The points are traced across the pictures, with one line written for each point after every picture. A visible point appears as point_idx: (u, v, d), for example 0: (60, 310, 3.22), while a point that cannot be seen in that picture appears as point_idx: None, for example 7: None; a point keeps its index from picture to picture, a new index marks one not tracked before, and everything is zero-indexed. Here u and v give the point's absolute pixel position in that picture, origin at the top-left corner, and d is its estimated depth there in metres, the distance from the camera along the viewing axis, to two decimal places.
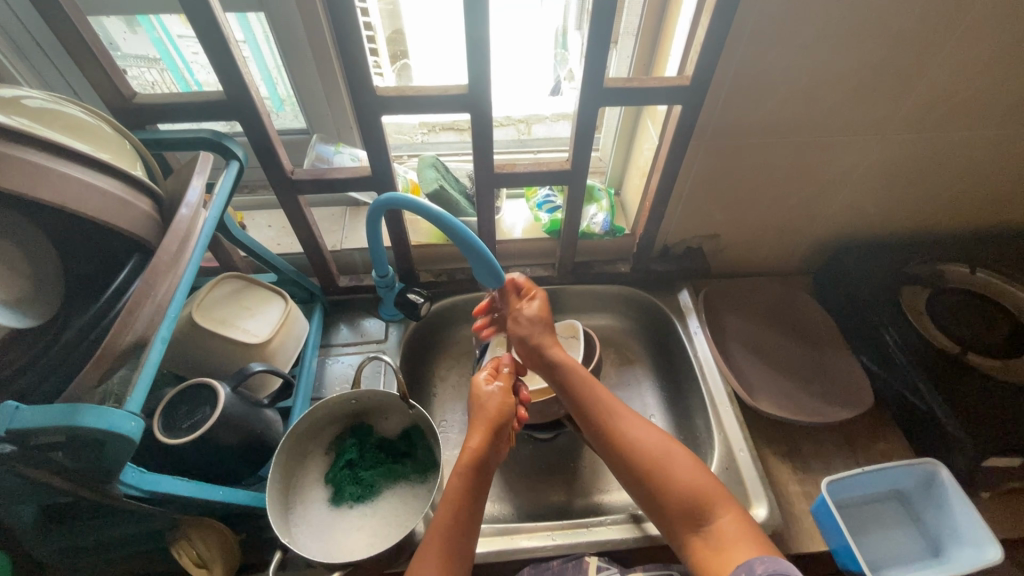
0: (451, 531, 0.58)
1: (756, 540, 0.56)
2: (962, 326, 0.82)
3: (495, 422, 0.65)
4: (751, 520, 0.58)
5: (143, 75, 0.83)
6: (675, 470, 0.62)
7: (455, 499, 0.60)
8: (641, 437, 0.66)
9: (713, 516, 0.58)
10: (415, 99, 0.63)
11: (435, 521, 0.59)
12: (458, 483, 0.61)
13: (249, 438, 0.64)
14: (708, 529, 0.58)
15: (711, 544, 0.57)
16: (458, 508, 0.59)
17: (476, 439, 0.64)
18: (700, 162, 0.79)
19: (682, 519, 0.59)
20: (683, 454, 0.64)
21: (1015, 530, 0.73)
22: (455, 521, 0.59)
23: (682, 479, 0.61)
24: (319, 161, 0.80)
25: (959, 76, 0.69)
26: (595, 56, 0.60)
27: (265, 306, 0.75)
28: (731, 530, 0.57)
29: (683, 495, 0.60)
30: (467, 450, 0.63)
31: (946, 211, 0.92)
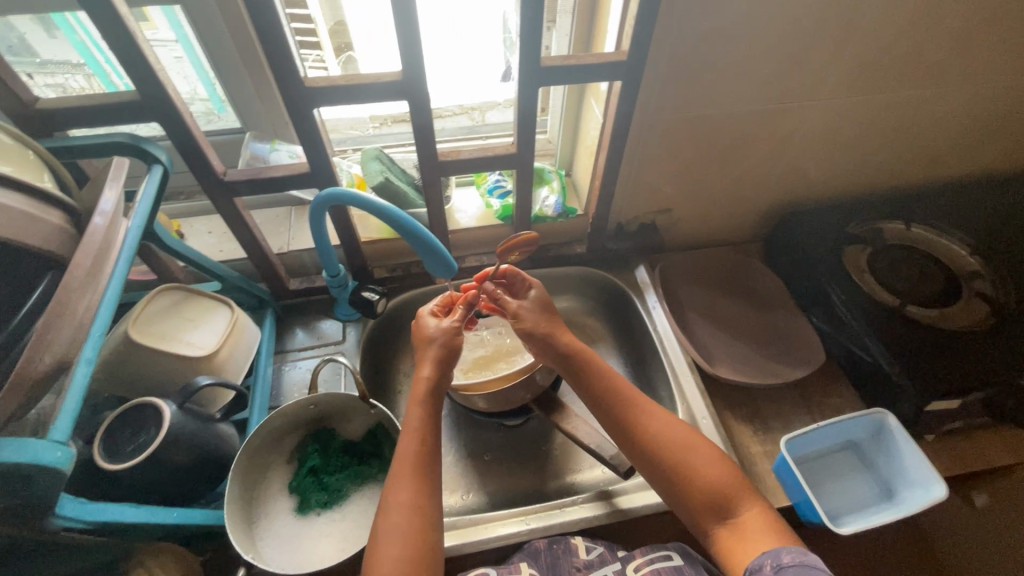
0: (419, 461, 0.60)
1: (776, 528, 0.57)
2: (900, 279, 0.86)
3: (444, 352, 0.66)
4: (770, 510, 0.59)
5: (66, 82, 0.77)
6: (703, 463, 0.61)
7: (418, 429, 0.62)
8: (666, 427, 0.64)
9: (740, 509, 0.58)
10: (348, 88, 0.60)
11: (402, 452, 0.61)
12: (419, 415, 0.63)
13: (202, 454, 0.62)
14: (731, 520, 0.58)
15: (735, 533, 0.57)
16: (423, 440, 0.61)
17: (427, 369, 0.65)
18: (646, 137, 0.79)
19: (709, 509, 0.59)
20: (711, 447, 0.63)
21: (959, 466, 0.78)
22: (421, 449, 0.61)
23: (712, 474, 0.60)
24: (254, 161, 0.76)
25: (884, 39, 0.71)
26: (530, 35, 0.59)
27: (210, 316, 0.72)
28: (754, 521, 0.57)
29: (708, 488, 0.60)
30: (422, 380, 0.65)
31: (880, 170, 0.95)
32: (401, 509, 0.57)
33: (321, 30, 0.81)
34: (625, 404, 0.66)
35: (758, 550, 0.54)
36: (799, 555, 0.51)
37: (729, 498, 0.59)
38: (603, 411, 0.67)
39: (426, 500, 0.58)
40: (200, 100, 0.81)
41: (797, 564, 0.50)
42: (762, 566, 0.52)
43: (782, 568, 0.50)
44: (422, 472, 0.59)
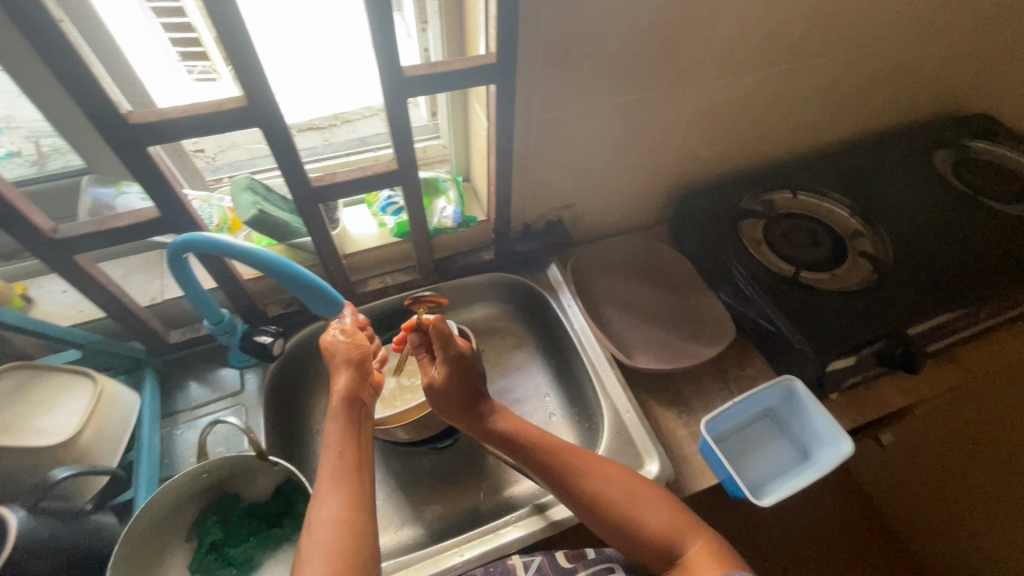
0: (344, 467, 0.54)
1: (721, 557, 0.58)
2: (792, 247, 0.90)
3: (356, 359, 0.63)
4: (713, 539, 0.60)
5: None
6: (647, 508, 0.61)
7: (340, 436, 0.56)
8: (605, 477, 0.63)
9: (687, 546, 0.59)
10: (184, 120, 0.53)
11: (325, 464, 0.54)
12: (340, 421, 0.57)
13: (74, 556, 0.55)
14: (681, 561, 0.59)
15: (687, 572, 0.58)
16: (345, 447, 0.55)
17: (341, 378, 0.60)
18: (535, 136, 0.77)
19: (658, 553, 0.59)
20: (649, 487, 0.63)
21: (860, 417, 0.83)
22: (346, 456, 0.55)
23: (655, 517, 0.60)
24: (98, 209, 0.68)
25: (746, 19, 0.73)
26: (385, 44, 0.55)
27: (68, 394, 0.63)
28: (702, 557, 0.58)
29: (654, 533, 0.60)
30: (337, 390, 0.59)
31: (764, 144, 0.99)
32: (326, 520, 0.50)
33: (206, 39, 0.71)
34: (556, 459, 0.65)
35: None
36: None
37: (675, 538, 0.59)
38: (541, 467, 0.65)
39: (352, 505, 0.52)
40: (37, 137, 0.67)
41: None
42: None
43: None
44: (349, 478, 0.53)
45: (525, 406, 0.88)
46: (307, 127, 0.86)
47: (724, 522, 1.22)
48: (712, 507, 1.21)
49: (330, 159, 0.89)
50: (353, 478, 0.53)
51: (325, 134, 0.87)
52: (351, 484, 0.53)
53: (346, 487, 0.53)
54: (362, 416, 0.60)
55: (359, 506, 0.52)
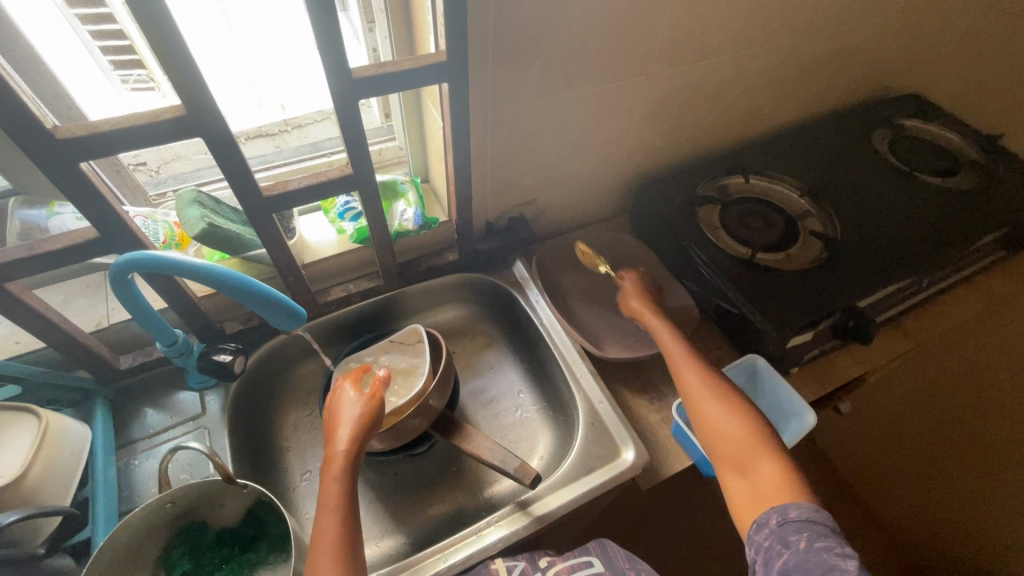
0: (341, 541, 0.54)
1: (793, 487, 0.60)
2: (748, 230, 0.93)
3: (359, 424, 0.62)
4: (794, 471, 0.62)
5: None
6: (731, 430, 0.66)
7: (335, 503, 0.57)
8: (711, 399, 0.69)
9: (759, 464, 0.63)
10: (116, 132, 0.49)
11: (318, 532, 0.55)
12: (337, 491, 0.57)
13: None
14: (750, 476, 0.63)
15: (755, 488, 0.62)
16: (339, 515, 0.56)
17: (342, 441, 0.60)
18: (491, 133, 0.76)
19: (730, 464, 0.65)
20: (745, 414, 0.67)
21: (821, 388, 0.87)
22: (341, 526, 0.55)
23: (734, 433, 0.66)
24: (28, 233, 0.63)
25: (689, 12, 0.75)
26: (331, 45, 0.53)
27: (7, 432, 0.58)
28: (771, 480, 0.61)
29: (729, 444, 0.65)
30: (336, 453, 0.59)
31: (715, 132, 1.02)
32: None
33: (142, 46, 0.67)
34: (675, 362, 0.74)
35: (768, 507, 0.59)
36: (806, 511, 0.56)
37: (749, 454, 0.64)
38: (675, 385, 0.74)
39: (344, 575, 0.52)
40: None
41: (802, 521, 0.56)
42: (768, 520, 0.57)
43: (785, 522, 0.56)
44: (341, 546, 0.54)
45: (499, 405, 0.88)
46: (257, 131, 0.82)
47: (700, 500, 1.26)
48: (687, 486, 1.25)
49: (283, 165, 0.86)
50: (344, 550, 0.54)
51: (275, 141, 0.84)
52: (342, 552, 0.54)
53: (339, 553, 0.53)
54: (358, 482, 0.60)
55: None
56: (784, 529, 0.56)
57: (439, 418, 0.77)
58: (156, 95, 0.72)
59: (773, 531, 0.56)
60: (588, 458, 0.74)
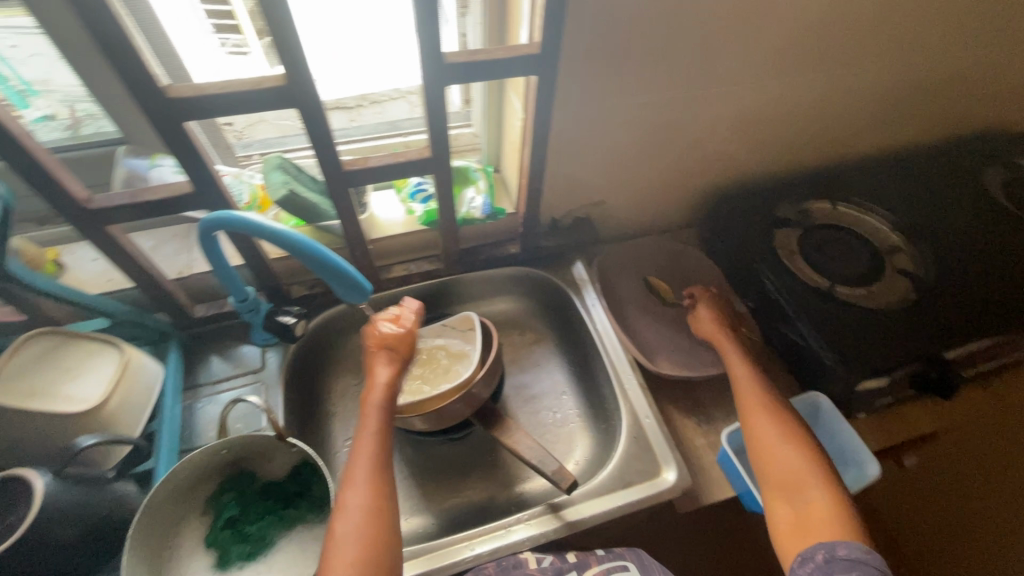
0: (378, 463, 0.58)
1: (845, 524, 0.57)
2: (828, 260, 0.87)
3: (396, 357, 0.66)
4: (849, 507, 0.58)
5: None
6: (784, 457, 0.63)
7: (375, 428, 0.60)
8: (767, 426, 0.66)
9: (810, 496, 0.60)
10: (222, 96, 0.52)
11: (358, 448, 0.59)
12: (376, 418, 0.61)
13: (95, 522, 0.55)
14: (799, 507, 0.60)
15: (802, 521, 0.59)
16: (378, 439, 0.60)
17: (383, 374, 0.64)
18: (571, 129, 0.75)
19: (780, 492, 0.62)
20: (801, 443, 0.64)
21: (887, 439, 0.81)
22: (377, 448, 0.59)
23: (788, 461, 0.63)
24: (132, 180, 0.68)
25: (797, 22, 0.70)
26: (428, 29, 0.53)
27: (95, 362, 0.63)
28: (822, 515, 0.58)
29: (781, 471, 0.63)
30: (379, 382, 0.63)
31: (805, 151, 0.96)
32: (355, 513, 0.54)
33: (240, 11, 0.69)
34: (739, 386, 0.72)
35: (816, 542, 0.56)
36: (856, 551, 0.53)
37: (801, 485, 0.61)
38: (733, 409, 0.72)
39: (379, 499, 0.56)
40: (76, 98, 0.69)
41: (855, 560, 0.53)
42: (815, 555, 0.55)
43: (835, 561, 0.53)
44: (377, 468, 0.58)
45: (540, 404, 0.87)
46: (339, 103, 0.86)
47: None
48: None
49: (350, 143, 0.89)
50: (383, 474, 0.57)
51: (351, 115, 0.87)
52: (379, 473, 0.57)
53: (374, 477, 0.57)
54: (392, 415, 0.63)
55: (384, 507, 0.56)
56: (831, 567, 0.53)
57: (480, 408, 0.77)
58: (245, 59, 0.75)
59: (818, 567, 0.54)
60: (626, 472, 0.72)
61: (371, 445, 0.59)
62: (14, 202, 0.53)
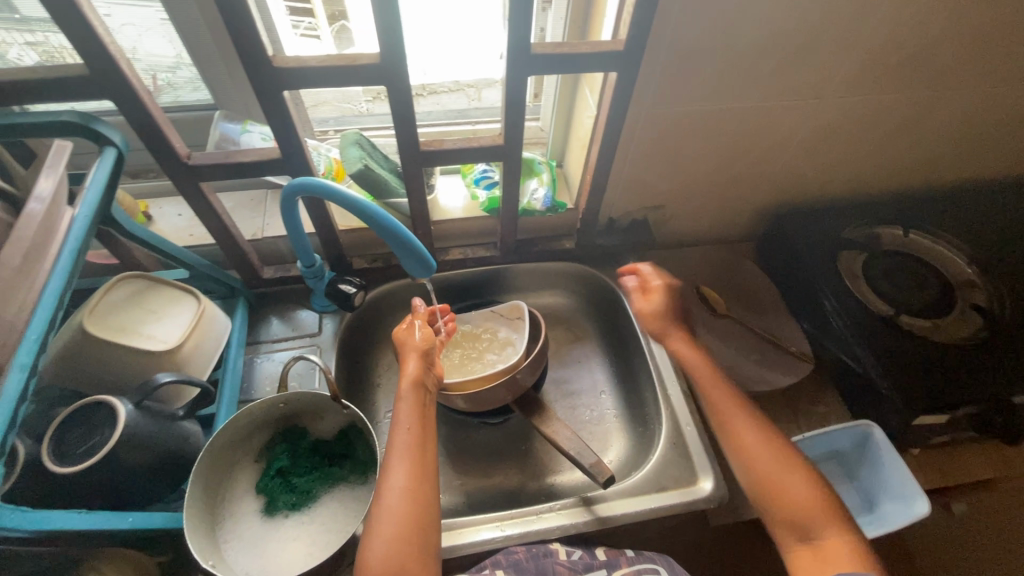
0: (411, 445, 0.59)
1: (862, 558, 0.57)
2: (894, 288, 0.84)
3: (423, 346, 0.66)
4: (860, 540, 0.58)
5: (46, 40, 0.70)
6: (791, 489, 0.62)
7: (407, 415, 0.61)
8: (766, 451, 0.65)
9: (823, 530, 0.59)
10: (321, 70, 0.55)
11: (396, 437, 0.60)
12: (405, 405, 0.62)
13: (163, 456, 0.58)
14: (813, 541, 0.59)
15: (818, 556, 0.57)
16: (412, 430, 0.60)
17: (412, 364, 0.65)
18: (641, 130, 0.75)
19: (792, 526, 0.60)
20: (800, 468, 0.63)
21: (938, 479, 0.78)
22: (412, 437, 0.60)
23: (797, 492, 0.61)
24: (224, 142, 0.73)
25: (891, 40, 0.68)
26: (519, 20, 0.55)
27: (175, 307, 0.67)
28: (837, 548, 0.57)
29: (791, 504, 0.61)
30: (409, 372, 0.64)
31: (880, 174, 0.93)
32: (394, 506, 0.55)
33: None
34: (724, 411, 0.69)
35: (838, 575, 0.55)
36: None
37: (813, 519, 0.60)
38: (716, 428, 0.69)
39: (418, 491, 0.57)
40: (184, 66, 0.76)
41: None
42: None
43: None
44: (415, 461, 0.58)
45: (577, 400, 0.88)
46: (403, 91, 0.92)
47: None
48: None
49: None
50: (418, 456, 0.59)
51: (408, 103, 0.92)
52: (416, 465, 0.58)
53: (411, 464, 0.58)
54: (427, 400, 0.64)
55: (422, 487, 0.57)
56: None
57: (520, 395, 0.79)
58: (315, 42, 0.79)
59: None
60: (662, 476, 0.72)
61: (402, 431, 0.60)
62: (128, 152, 0.57)
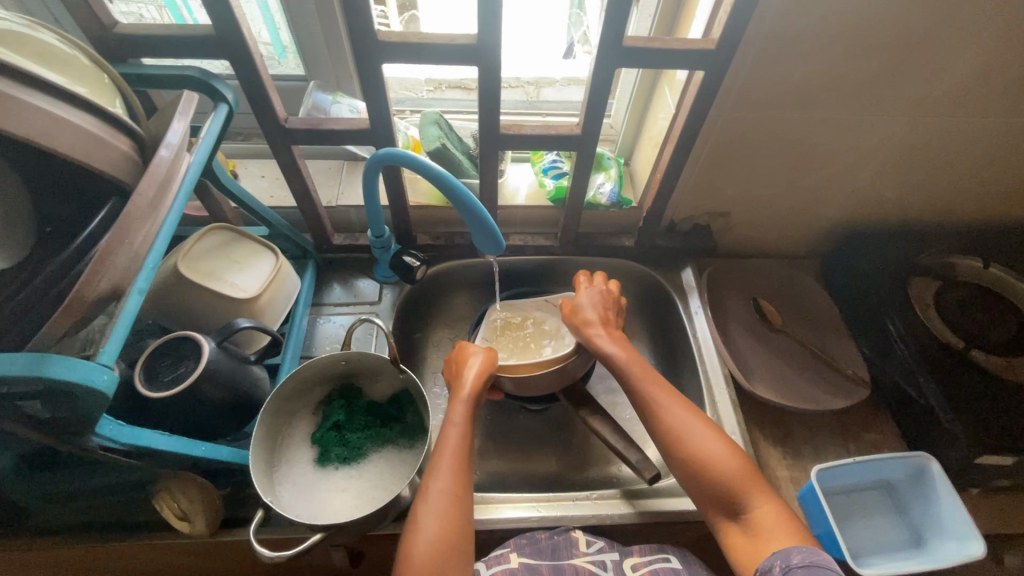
0: (461, 448, 0.62)
1: (793, 529, 0.56)
2: (971, 321, 0.80)
3: (489, 362, 0.71)
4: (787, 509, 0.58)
5: (138, 11, 0.76)
6: (715, 463, 0.60)
7: (461, 421, 0.64)
8: (690, 429, 0.63)
9: (752, 505, 0.58)
10: (421, 46, 0.58)
11: (445, 441, 0.62)
12: (463, 410, 0.65)
13: (235, 395, 0.62)
14: (744, 517, 0.58)
15: (751, 532, 0.56)
16: (464, 431, 0.64)
17: (472, 375, 0.69)
18: (716, 134, 0.75)
19: (723, 505, 0.59)
20: (727, 443, 0.62)
21: (994, 524, 0.76)
22: (463, 442, 0.63)
23: (724, 465, 0.60)
24: (315, 110, 0.77)
25: (998, 61, 0.65)
26: (615, 12, 0.56)
27: (255, 260, 0.72)
28: (769, 519, 0.56)
29: (719, 481, 0.59)
30: (469, 382, 0.68)
31: (964, 203, 0.89)
32: (441, 498, 0.58)
33: None
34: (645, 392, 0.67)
35: (771, 551, 0.54)
36: (808, 556, 0.51)
37: (740, 493, 0.58)
38: (634, 405, 0.68)
39: (461, 495, 0.59)
40: (263, 45, 0.81)
41: (809, 565, 0.50)
42: (771, 567, 0.52)
43: (791, 570, 0.50)
44: (460, 468, 0.60)
45: (620, 397, 0.88)
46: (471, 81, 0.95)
47: None
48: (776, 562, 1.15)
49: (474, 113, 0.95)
50: (465, 457, 0.62)
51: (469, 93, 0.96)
52: (461, 471, 0.60)
53: (459, 467, 0.60)
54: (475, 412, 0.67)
55: (463, 489, 0.59)
56: None
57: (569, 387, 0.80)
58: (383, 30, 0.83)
59: None
60: None
61: (455, 433, 0.63)
62: (236, 109, 0.61)
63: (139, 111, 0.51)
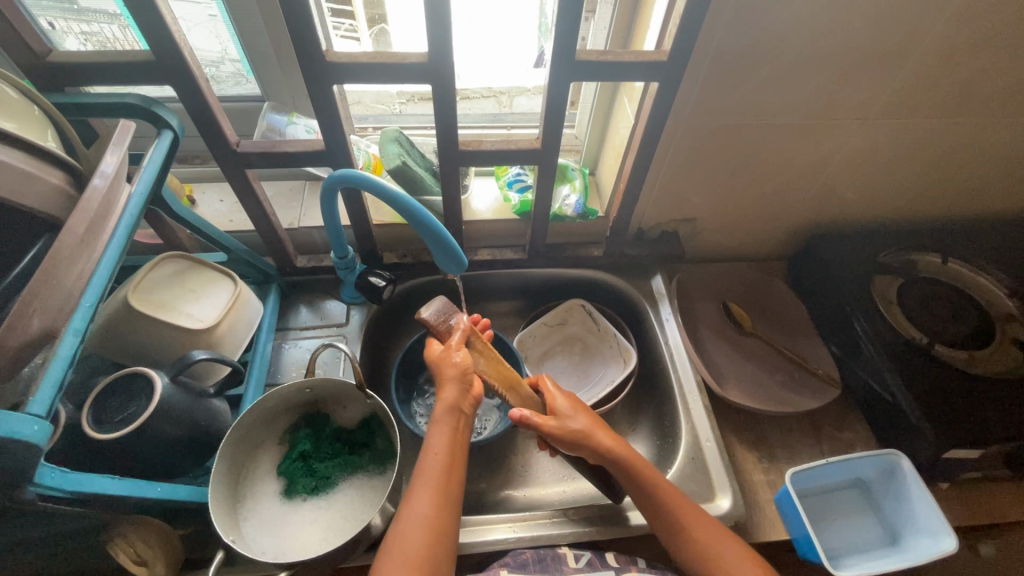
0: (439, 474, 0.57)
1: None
2: (932, 317, 0.81)
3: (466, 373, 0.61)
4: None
5: (101, 31, 0.74)
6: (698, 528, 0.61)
7: (443, 443, 0.59)
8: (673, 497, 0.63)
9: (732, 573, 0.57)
10: (371, 66, 0.57)
11: (423, 468, 0.58)
12: (444, 433, 0.59)
13: (193, 430, 0.60)
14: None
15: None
16: (443, 452, 0.58)
17: (449, 392, 0.60)
18: (676, 142, 0.75)
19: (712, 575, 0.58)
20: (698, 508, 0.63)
21: (966, 516, 0.77)
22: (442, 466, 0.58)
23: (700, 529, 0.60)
24: (270, 132, 0.76)
25: (941, 64, 0.67)
26: (566, 29, 0.56)
27: (212, 288, 0.69)
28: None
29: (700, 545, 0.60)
30: (444, 401, 0.60)
31: (920, 200, 0.91)
32: (416, 526, 0.54)
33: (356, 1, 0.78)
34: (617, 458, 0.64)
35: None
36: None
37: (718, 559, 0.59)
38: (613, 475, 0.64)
39: (440, 521, 0.55)
40: (231, 61, 0.79)
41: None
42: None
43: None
44: (440, 492, 0.56)
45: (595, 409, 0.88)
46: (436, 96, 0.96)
47: None
48: None
49: None
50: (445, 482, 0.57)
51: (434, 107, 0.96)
52: (442, 496, 0.56)
53: (436, 495, 0.56)
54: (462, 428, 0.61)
55: (442, 514, 0.55)
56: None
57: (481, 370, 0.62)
58: (354, 44, 0.83)
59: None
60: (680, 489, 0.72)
61: (433, 459, 0.58)
62: (183, 136, 0.60)
63: (75, 141, 0.49)
